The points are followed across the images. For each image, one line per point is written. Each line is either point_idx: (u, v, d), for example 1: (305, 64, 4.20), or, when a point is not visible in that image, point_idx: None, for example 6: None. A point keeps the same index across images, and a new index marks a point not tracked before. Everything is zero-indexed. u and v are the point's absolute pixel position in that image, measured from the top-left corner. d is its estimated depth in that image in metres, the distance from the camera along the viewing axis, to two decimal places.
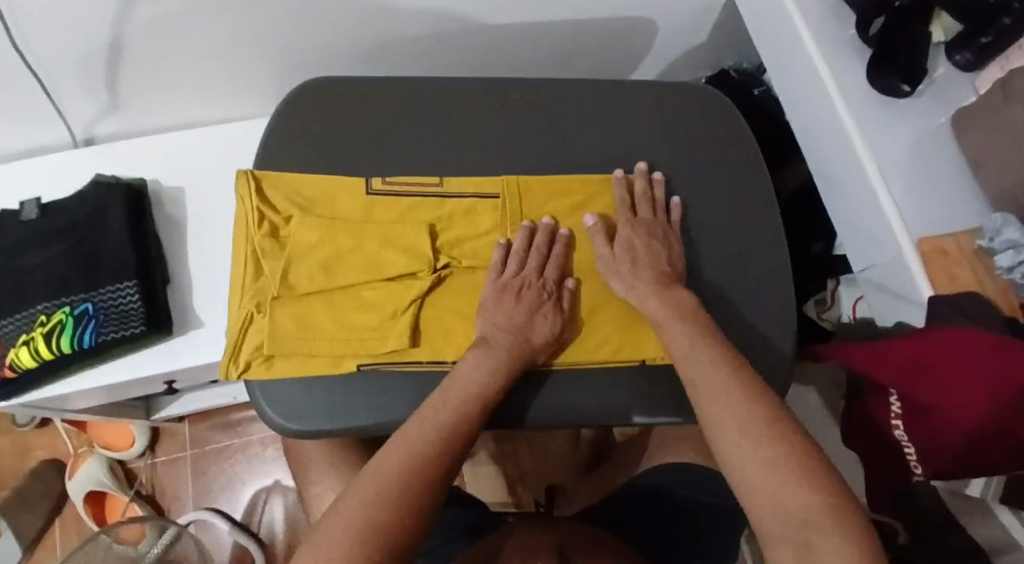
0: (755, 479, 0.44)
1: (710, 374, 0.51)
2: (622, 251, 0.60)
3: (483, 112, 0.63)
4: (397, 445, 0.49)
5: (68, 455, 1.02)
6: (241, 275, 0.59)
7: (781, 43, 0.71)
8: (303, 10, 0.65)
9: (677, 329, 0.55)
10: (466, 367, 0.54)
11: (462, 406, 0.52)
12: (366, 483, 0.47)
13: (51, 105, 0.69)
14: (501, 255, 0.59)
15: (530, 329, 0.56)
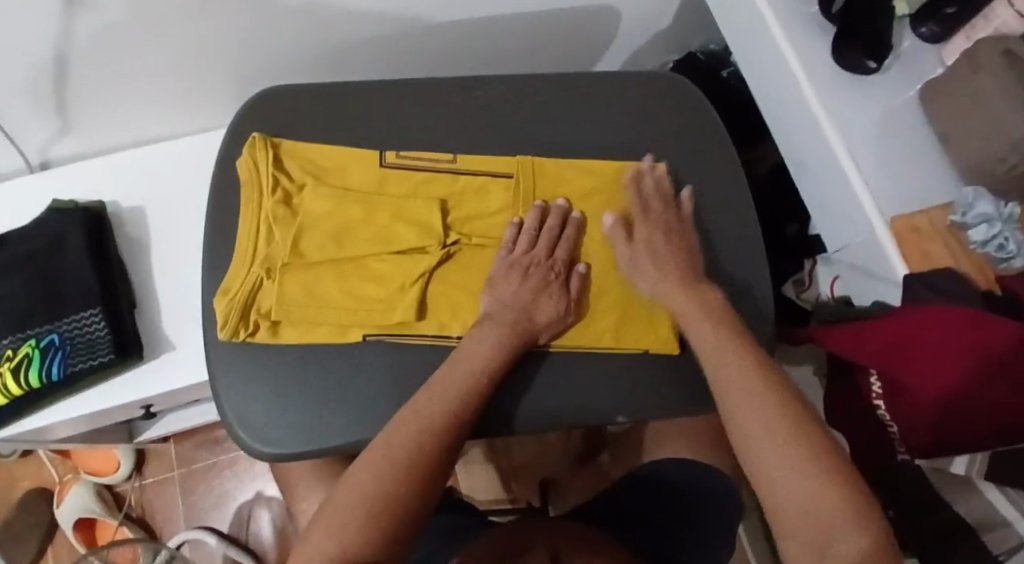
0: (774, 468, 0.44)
1: (720, 360, 0.51)
2: (643, 251, 0.58)
3: (444, 113, 0.62)
4: (396, 430, 0.48)
5: (54, 484, 1.01)
6: (249, 238, 0.57)
7: (743, 22, 0.70)
8: (252, 17, 0.63)
9: (686, 312, 0.55)
10: (480, 342, 0.53)
11: (464, 391, 0.51)
12: (365, 472, 0.46)
13: (1, 131, 0.66)
14: (512, 234, 0.58)
15: (537, 308, 0.55)
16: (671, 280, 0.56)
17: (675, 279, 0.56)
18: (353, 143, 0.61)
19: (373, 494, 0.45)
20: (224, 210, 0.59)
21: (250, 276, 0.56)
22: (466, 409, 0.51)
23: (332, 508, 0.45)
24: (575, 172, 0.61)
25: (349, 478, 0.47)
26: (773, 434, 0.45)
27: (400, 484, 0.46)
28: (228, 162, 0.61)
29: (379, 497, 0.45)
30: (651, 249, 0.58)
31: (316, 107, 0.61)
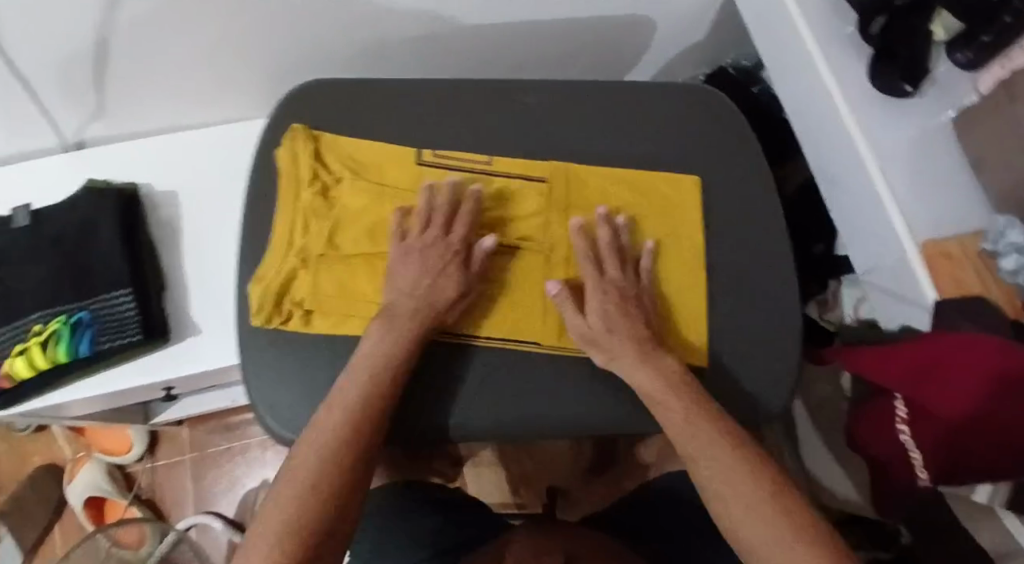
0: (725, 485, 0.47)
1: (669, 395, 0.52)
2: (596, 319, 0.55)
3: (480, 115, 0.62)
4: (305, 448, 0.48)
5: (65, 461, 1.02)
6: (286, 227, 0.58)
7: (779, 39, 0.70)
8: (294, 10, 0.63)
9: (639, 378, 0.53)
10: (370, 345, 0.52)
11: (369, 391, 0.50)
12: (280, 500, 0.46)
13: (40, 110, 0.67)
14: (398, 219, 0.57)
15: (438, 289, 0.55)
16: (621, 331, 0.54)
17: (633, 344, 0.54)
18: (390, 140, 0.61)
19: (287, 524, 0.45)
20: (261, 199, 0.60)
21: (284, 265, 0.57)
22: (373, 407, 0.50)
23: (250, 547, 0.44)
24: (606, 183, 0.62)
25: (265, 510, 0.46)
26: (712, 447, 0.48)
27: (318, 503, 0.46)
28: (268, 152, 0.61)
29: (296, 524, 0.45)
30: (602, 308, 0.55)
31: (356, 102, 0.62)
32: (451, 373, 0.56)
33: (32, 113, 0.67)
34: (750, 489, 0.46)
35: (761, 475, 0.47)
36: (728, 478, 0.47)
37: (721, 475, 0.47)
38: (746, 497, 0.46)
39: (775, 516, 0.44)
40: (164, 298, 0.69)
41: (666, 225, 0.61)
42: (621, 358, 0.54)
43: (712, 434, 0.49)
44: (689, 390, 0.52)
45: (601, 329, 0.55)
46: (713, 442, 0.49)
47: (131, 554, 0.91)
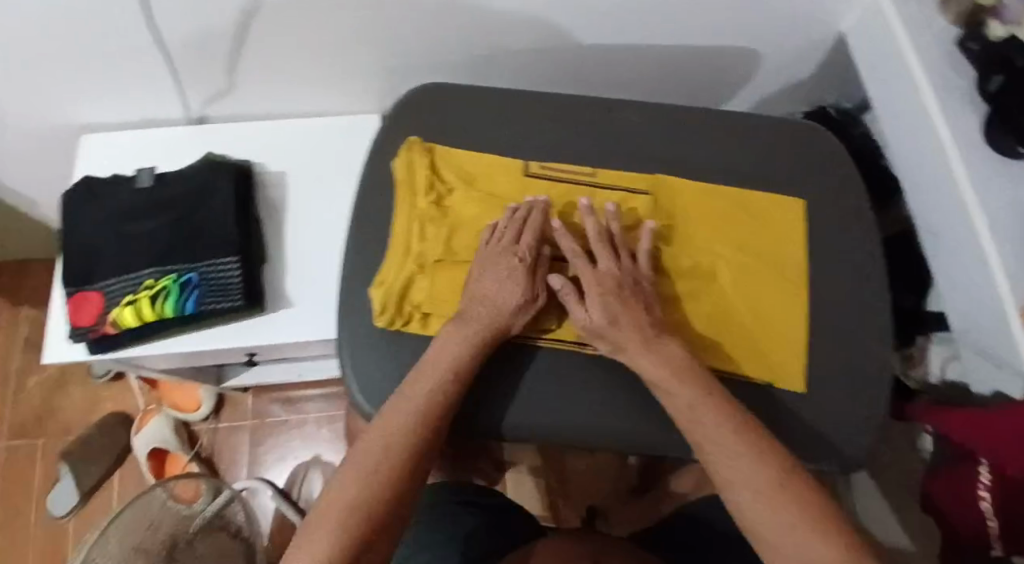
0: (735, 471, 0.49)
1: (675, 382, 0.53)
2: (597, 312, 0.56)
3: (590, 131, 0.64)
4: (375, 432, 0.51)
5: (135, 411, 1.07)
6: (404, 235, 0.60)
7: (892, 87, 0.70)
8: (424, 14, 0.66)
9: (648, 366, 0.54)
10: (443, 345, 0.54)
11: (439, 388, 0.53)
12: (347, 480, 0.49)
13: (174, 80, 0.72)
14: (488, 235, 0.59)
15: (511, 294, 0.56)
16: (623, 320, 0.55)
17: (637, 336, 0.55)
18: (503, 147, 0.64)
19: (354, 502, 0.47)
20: (374, 199, 0.63)
21: (403, 271, 0.59)
22: (444, 403, 0.52)
23: (319, 521, 0.47)
24: (709, 201, 0.63)
25: (331, 491, 0.48)
26: (723, 432, 0.50)
27: (383, 484, 0.49)
28: (385, 151, 0.64)
29: (364, 501, 0.48)
30: (601, 299, 0.56)
31: (473, 106, 0.65)
32: (561, 377, 0.59)
33: (167, 82, 0.72)
34: (757, 474, 0.48)
35: (772, 459, 0.49)
36: (740, 465, 0.49)
37: (729, 462, 0.49)
38: (755, 483, 0.48)
39: (781, 503, 0.47)
40: (264, 270, 0.72)
41: (769, 257, 0.62)
42: (630, 351, 0.55)
43: (714, 418, 0.51)
44: (713, 387, 0.53)
45: (599, 318, 0.55)
46: (722, 428, 0.51)
47: (186, 508, 0.91)
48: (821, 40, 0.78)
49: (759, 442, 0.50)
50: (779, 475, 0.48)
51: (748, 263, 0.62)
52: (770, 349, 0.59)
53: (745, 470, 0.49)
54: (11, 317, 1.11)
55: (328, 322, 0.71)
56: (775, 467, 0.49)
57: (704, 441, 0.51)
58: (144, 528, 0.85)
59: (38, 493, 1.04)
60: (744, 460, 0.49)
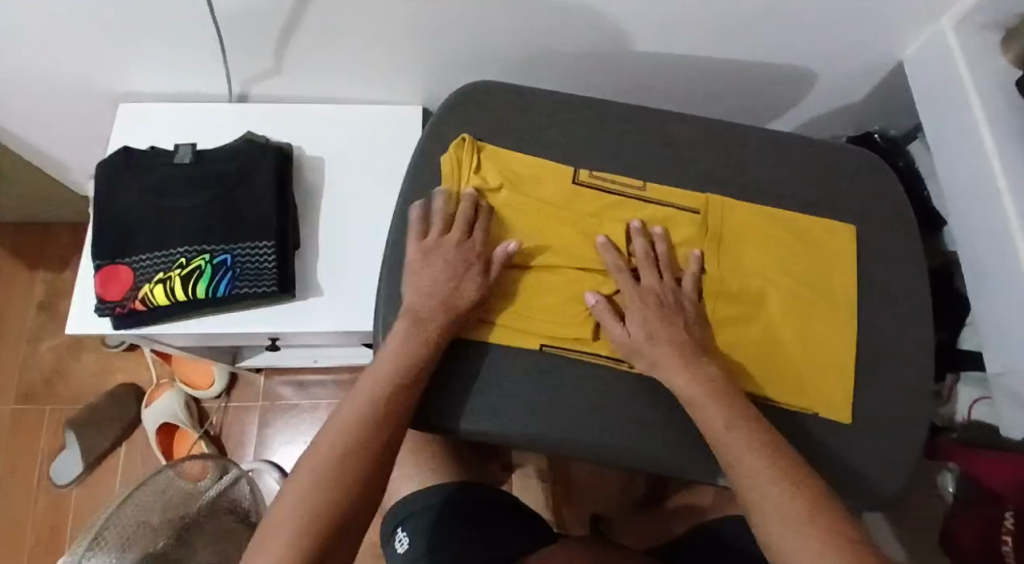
0: (765, 496, 0.49)
1: (708, 402, 0.53)
2: (636, 327, 0.56)
3: (642, 142, 0.64)
4: (327, 434, 0.51)
5: (147, 383, 1.06)
6: None
7: (948, 121, 0.69)
8: (483, 11, 0.65)
9: (681, 382, 0.54)
10: (391, 342, 0.54)
11: (389, 385, 0.53)
12: (300, 486, 0.49)
13: (221, 55, 0.71)
14: (418, 221, 0.59)
15: (460, 291, 0.56)
16: (660, 338, 0.55)
17: (676, 351, 0.55)
18: (554, 153, 0.63)
19: (304, 510, 0.48)
20: (419, 194, 0.62)
21: None
22: (391, 402, 0.52)
23: (273, 527, 0.47)
24: (759, 223, 0.62)
25: (286, 492, 0.49)
26: (755, 453, 0.50)
27: (337, 487, 0.49)
28: (433, 146, 0.63)
29: (317, 507, 0.48)
30: (643, 318, 0.56)
31: (526, 109, 0.64)
32: (589, 386, 0.57)
33: (215, 58, 0.71)
34: (789, 501, 0.48)
35: (801, 484, 0.49)
36: (766, 487, 0.49)
37: (758, 485, 0.49)
38: (784, 510, 0.48)
39: (806, 531, 0.47)
40: (296, 256, 0.72)
41: (811, 284, 0.62)
42: (664, 367, 0.54)
43: (744, 435, 0.51)
44: (742, 405, 0.53)
45: (638, 335, 0.55)
46: (750, 448, 0.51)
47: (191, 486, 0.89)
48: (877, 66, 0.77)
49: (784, 465, 0.50)
50: (811, 502, 0.48)
51: (791, 289, 0.61)
52: (807, 377, 0.59)
53: (772, 495, 0.49)
54: (28, 278, 1.10)
55: (357, 314, 0.70)
56: (800, 495, 0.48)
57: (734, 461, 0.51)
58: (154, 509, 0.83)
59: (43, 458, 1.03)
60: (774, 484, 0.49)
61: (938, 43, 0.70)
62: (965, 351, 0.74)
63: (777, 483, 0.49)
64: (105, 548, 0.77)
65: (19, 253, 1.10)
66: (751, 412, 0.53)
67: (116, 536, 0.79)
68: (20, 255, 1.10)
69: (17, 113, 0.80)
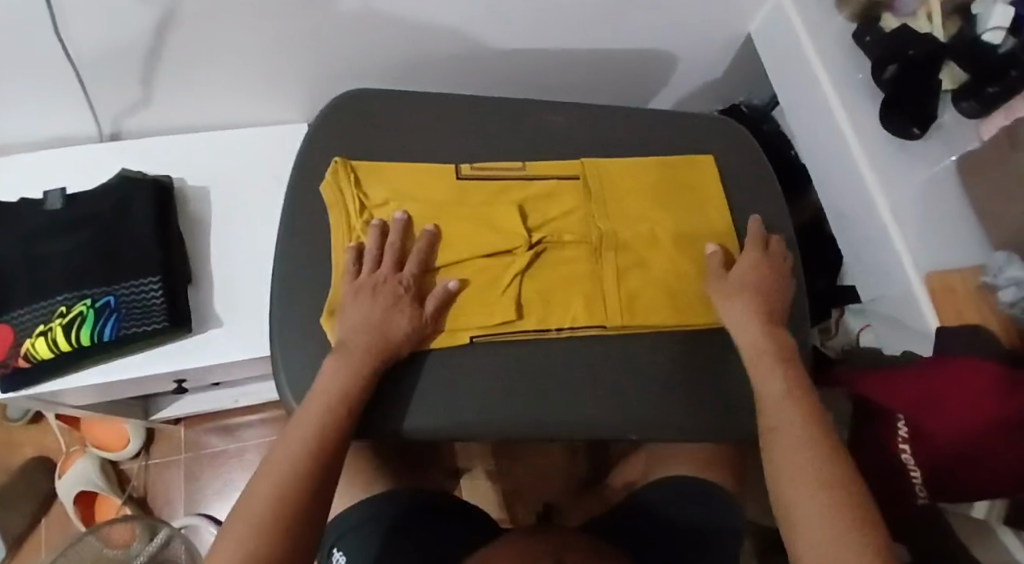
0: (800, 494, 0.49)
1: (780, 402, 0.55)
2: (736, 283, 0.62)
3: (511, 130, 0.67)
4: (261, 483, 0.50)
5: (57, 453, 1.00)
6: (342, 257, 0.61)
7: (795, 78, 0.74)
8: (345, 23, 0.67)
9: (756, 339, 0.59)
10: (321, 387, 0.54)
11: (328, 424, 0.53)
12: (226, 541, 0.47)
13: (84, 95, 0.69)
14: (352, 258, 0.59)
15: (388, 319, 0.57)
16: (745, 288, 0.61)
17: (771, 308, 0.61)
18: (429, 155, 0.66)
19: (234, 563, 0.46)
20: (300, 212, 0.63)
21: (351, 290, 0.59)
22: (323, 447, 0.52)
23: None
24: (636, 182, 0.66)
25: (219, 545, 0.48)
26: (803, 450, 0.51)
27: (268, 539, 0.48)
28: (308, 168, 0.65)
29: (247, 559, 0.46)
30: (745, 277, 0.62)
31: (397, 112, 0.67)
32: (494, 371, 0.59)
33: (78, 98, 0.70)
34: (794, 436, 0.52)
35: (839, 484, 0.48)
36: (800, 482, 0.49)
37: (780, 431, 0.53)
38: (812, 507, 0.47)
39: (801, 459, 0.50)
40: (190, 289, 0.70)
41: (699, 231, 0.66)
42: (748, 321, 0.60)
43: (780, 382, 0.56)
44: (808, 399, 0.55)
45: (733, 288, 0.61)
46: (780, 396, 0.55)
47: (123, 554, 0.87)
48: (730, 39, 0.83)
49: (798, 408, 0.54)
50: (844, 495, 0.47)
51: (683, 233, 0.65)
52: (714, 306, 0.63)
53: (785, 435, 0.53)
54: None
55: (262, 339, 0.70)
56: (808, 433, 0.52)
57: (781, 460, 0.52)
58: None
59: None
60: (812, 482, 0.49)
61: (778, 10, 0.76)
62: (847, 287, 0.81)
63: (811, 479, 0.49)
64: None
65: None
66: (793, 353, 0.59)
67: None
68: None
69: None
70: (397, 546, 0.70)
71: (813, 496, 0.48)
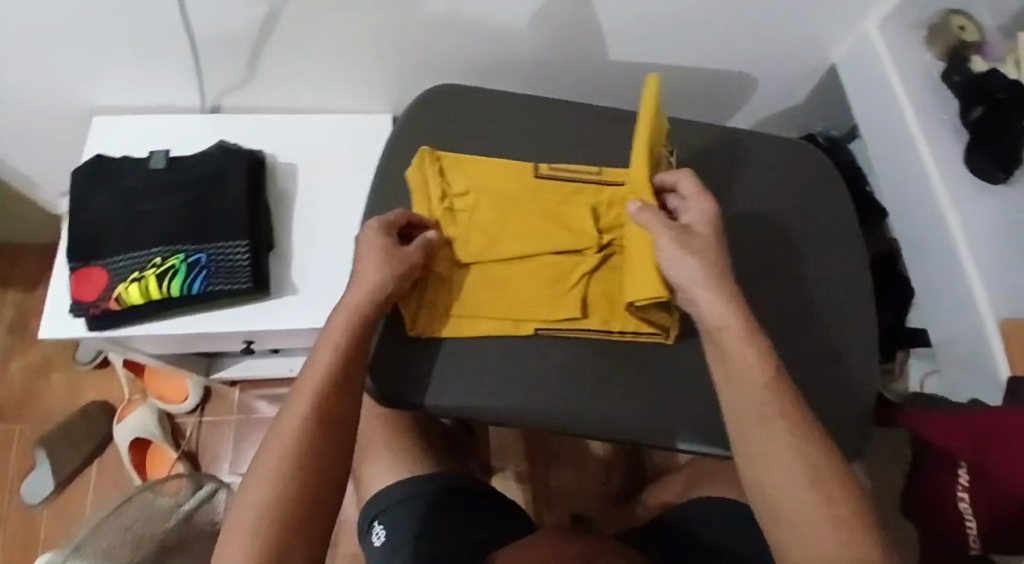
0: (790, 493, 0.49)
1: (754, 387, 0.51)
2: (676, 243, 0.55)
3: (590, 137, 0.69)
4: (267, 454, 0.53)
5: (118, 401, 1.06)
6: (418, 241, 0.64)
7: (879, 112, 0.74)
8: (445, 22, 0.70)
9: (713, 309, 0.53)
10: (319, 354, 0.56)
11: (320, 394, 0.54)
12: (245, 507, 0.51)
13: (195, 68, 0.74)
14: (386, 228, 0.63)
15: (387, 284, 0.57)
16: (691, 257, 0.54)
17: (710, 269, 0.54)
18: (513, 155, 0.68)
19: (253, 523, 0.50)
20: (385, 196, 0.66)
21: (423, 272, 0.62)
22: (322, 416, 0.54)
23: (228, 542, 0.50)
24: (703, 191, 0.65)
25: (236, 511, 0.51)
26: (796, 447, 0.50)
27: (286, 498, 0.51)
28: (399, 154, 0.68)
29: (258, 524, 0.50)
30: (680, 245, 0.55)
31: (483, 110, 0.70)
32: (557, 365, 0.61)
33: (189, 70, 0.74)
34: (773, 427, 0.50)
35: (835, 492, 0.48)
36: (790, 482, 0.49)
37: (752, 418, 0.51)
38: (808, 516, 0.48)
39: (785, 460, 0.49)
40: (270, 256, 0.74)
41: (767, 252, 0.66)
42: (693, 284, 0.54)
43: (752, 365, 0.52)
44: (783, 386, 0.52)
45: (676, 254, 0.54)
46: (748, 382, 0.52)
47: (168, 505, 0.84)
48: (815, 70, 0.83)
49: (775, 400, 0.51)
50: (835, 503, 0.48)
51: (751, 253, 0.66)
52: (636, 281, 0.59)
53: (762, 428, 0.51)
54: None
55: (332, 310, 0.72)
56: (787, 426, 0.50)
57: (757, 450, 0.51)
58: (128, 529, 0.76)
59: (13, 478, 1.02)
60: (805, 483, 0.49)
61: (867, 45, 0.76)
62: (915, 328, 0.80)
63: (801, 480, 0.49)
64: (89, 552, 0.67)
65: None
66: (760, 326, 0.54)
67: (98, 544, 0.68)
68: None
69: None
70: (437, 523, 0.72)
71: (803, 502, 0.48)
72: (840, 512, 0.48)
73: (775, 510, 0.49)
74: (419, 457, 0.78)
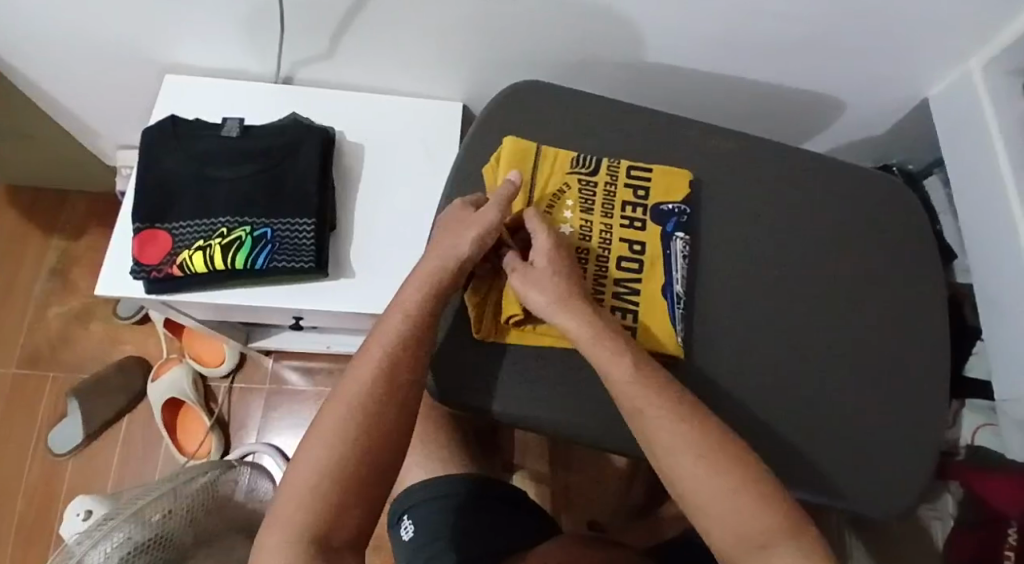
0: (693, 484, 0.49)
1: (627, 383, 0.52)
2: (520, 277, 0.57)
3: (676, 149, 0.68)
4: (329, 414, 0.50)
5: (153, 357, 1.06)
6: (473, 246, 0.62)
7: (968, 157, 0.72)
8: (537, 18, 0.68)
9: (571, 329, 0.54)
10: (391, 319, 0.54)
11: (390, 358, 0.52)
12: (303, 468, 0.48)
13: (277, 37, 0.73)
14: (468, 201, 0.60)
15: (463, 254, 0.55)
16: (534, 286, 0.56)
17: (562, 296, 0.55)
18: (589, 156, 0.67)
19: (309, 489, 0.48)
20: (459, 190, 0.65)
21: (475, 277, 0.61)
22: (391, 382, 0.52)
23: (284, 504, 0.48)
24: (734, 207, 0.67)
25: (292, 473, 0.49)
26: (691, 434, 0.50)
27: (346, 465, 0.49)
28: (476, 148, 0.66)
29: (319, 489, 0.48)
30: (535, 278, 0.56)
31: (562, 110, 0.68)
32: None
33: (271, 38, 0.73)
34: (659, 419, 0.50)
35: (733, 470, 0.48)
36: (699, 473, 0.49)
37: (646, 418, 0.51)
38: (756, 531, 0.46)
39: (687, 446, 0.49)
40: (332, 237, 0.73)
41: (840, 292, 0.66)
42: (545, 309, 0.55)
43: (623, 363, 0.52)
44: (665, 382, 0.52)
45: (525, 289, 0.56)
46: (631, 381, 0.52)
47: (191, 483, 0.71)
48: (903, 101, 0.81)
49: (662, 389, 0.52)
50: (738, 486, 0.48)
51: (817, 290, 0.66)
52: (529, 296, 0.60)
53: (652, 420, 0.50)
54: (42, 246, 1.10)
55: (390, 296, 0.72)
56: (671, 408, 0.51)
57: (654, 442, 0.50)
58: (161, 507, 0.66)
59: (41, 424, 1.03)
60: (705, 469, 0.48)
61: (964, 85, 0.74)
62: (974, 379, 0.78)
63: (700, 463, 0.49)
64: (110, 537, 0.61)
65: (36, 218, 1.11)
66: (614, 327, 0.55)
67: (129, 522, 0.63)
68: (37, 220, 1.11)
69: (64, 78, 0.82)
70: (464, 523, 0.70)
71: (714, 486, 0.48)
72: (739, 487, 0.48)
73: (689, 499, 0.49)
74: (457, 451, 0.78)
